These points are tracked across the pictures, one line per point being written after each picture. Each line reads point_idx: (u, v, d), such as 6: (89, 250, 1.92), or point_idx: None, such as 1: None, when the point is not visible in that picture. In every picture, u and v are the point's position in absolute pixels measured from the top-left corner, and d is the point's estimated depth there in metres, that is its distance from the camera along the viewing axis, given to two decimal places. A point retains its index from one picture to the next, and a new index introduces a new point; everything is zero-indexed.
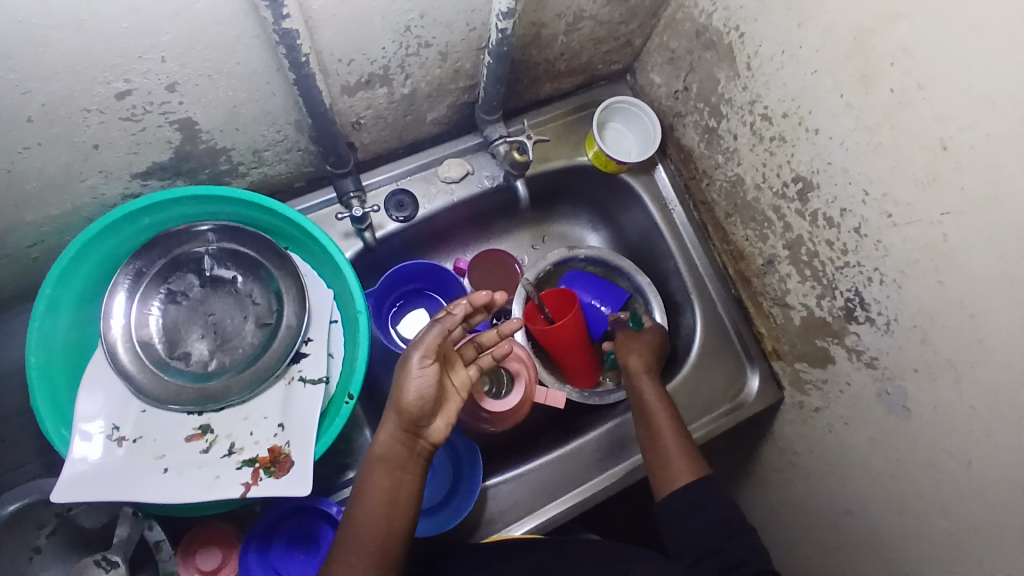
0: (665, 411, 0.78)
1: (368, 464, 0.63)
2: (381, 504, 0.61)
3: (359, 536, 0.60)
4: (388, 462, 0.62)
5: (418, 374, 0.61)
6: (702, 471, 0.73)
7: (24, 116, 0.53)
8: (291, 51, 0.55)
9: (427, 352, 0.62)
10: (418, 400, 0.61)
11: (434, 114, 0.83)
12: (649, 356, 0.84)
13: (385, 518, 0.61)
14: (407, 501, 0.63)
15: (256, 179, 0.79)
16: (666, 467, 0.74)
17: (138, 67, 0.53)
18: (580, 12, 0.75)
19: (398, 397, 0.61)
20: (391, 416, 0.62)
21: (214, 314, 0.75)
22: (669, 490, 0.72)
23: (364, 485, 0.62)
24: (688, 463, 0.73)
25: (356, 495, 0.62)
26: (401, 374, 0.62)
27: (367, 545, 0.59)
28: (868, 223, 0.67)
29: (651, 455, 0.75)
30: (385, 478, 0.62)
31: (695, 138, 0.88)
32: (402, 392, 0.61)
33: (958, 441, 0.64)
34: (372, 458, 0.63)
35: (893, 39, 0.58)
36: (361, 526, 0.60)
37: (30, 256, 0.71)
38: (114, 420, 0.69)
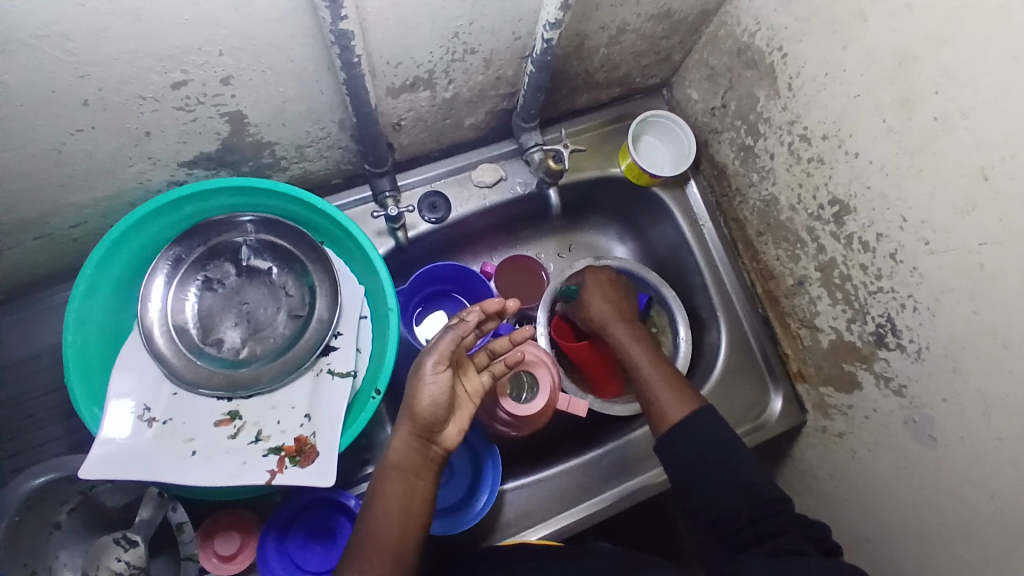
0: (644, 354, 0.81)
1: (382, 468, 0.64)
2: (396, 507, 0.62)
3: (375, 540, 0.60)
4: (402, 467, 0.63)
5: (432, 381, 0.62)
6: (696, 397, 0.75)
7: (81, 100, 0.55)
8: (344, 51, 0.56)
9: (441, 358, 0.62)
10: (432, 406, 0.61)
11: (472, 120, 0.84)
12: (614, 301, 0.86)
13: (400, 522, 0.62)
14: (420, 505, 0.63)
15: (296, 174, 0.80)
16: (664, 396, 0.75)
17: (195, 59, 0.55)
18: (624, 25, 0.76)
19: (411, 401, 0.62)
20: (404, 421, 0.63)
21: (248, 303, 0.76)
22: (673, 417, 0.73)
23: (380, 488, 0.63)
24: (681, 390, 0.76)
25: (370, 499, 0.63)
26: (415, 378, 0.63)
27: (384, 547, 0.60)
28: (903, 249, 0.67)
29: (645, 400, 0.77)
30: (400, 483, 0.62)
31: (730, 155, 0.88)
32: (417, 396, 0.62)
33: (984, 474, 0.63)
34: (385, 462, 0.63)
35: (938, 65, 0.58)
36: (374, 532, 0.61)
37: (72, 236, 0.73)
38: (145, 401, 0.71)
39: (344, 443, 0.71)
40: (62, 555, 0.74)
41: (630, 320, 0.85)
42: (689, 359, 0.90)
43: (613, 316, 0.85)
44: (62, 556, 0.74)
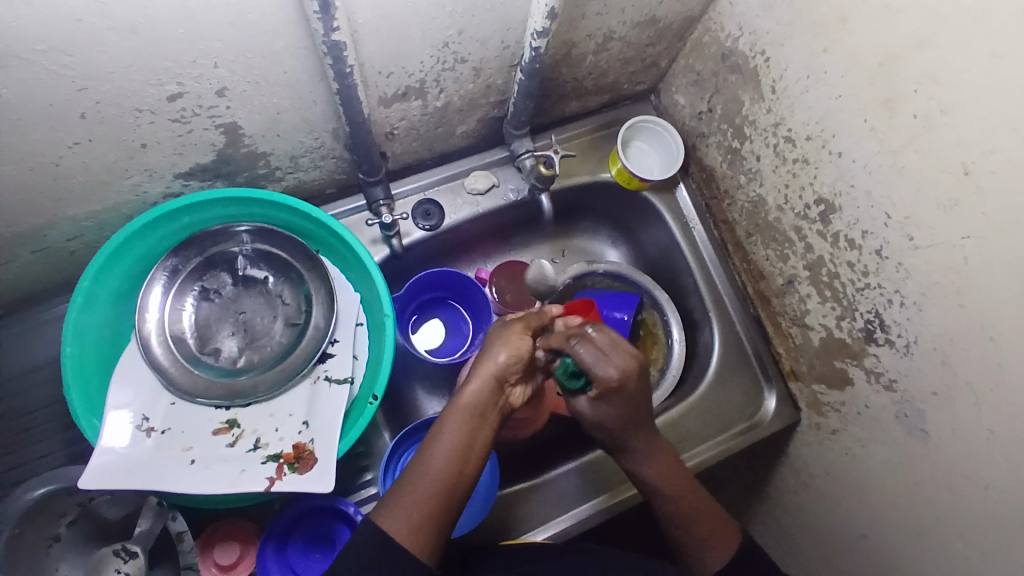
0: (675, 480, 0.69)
1: (444, 413, 0.60)
2: (451, 451, 0.58)
3: (424, 482, 0.56)
4: (468, 413, 0.59)
5: (520, 334, 0.65)
6: (735, 543, 0.66)
7: (77, 113, 0.56)
8: (337, 62, 0.57)
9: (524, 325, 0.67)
10: (512, 356, 0.63)
11: (464, 128, 0.86)
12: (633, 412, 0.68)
13: (452, 466, 0.57)
14: (472, 459, 0.59)
15: (291, 184, 0.81)
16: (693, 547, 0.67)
17: (191, 71, 0.56)
18: (610, 33, 0.78)
19: (489, 352, 0.64)
20: (478, 369, 0.62)
21: (245, 312, 0.77)
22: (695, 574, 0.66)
23: (438, 429, 0.59)
24: (715, 537, 0.66)
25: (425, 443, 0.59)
26: (499, 333, 0.66)
27: (431, 490, 0.56)
28: (889, 245, 0.68)
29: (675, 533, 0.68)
30: (461, 429, 0.59)
31: (718, 158, 0.90)
32: (497, 348, 0.63)
33: (975, 465, 0.64)
34: (449, 408, 0.61)
35: (917, 66, 0.60)
36: (430, 465, 0.57)
37: (68, 250, 0.74)
38: (143, 411, 0.71)
39: (342, 449, 0.71)
40: (63, 568, 0.74)
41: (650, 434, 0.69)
42: (683, 359, 0.92)
43: (640, 437, 0.68)
44: (62, 569, 0.74)
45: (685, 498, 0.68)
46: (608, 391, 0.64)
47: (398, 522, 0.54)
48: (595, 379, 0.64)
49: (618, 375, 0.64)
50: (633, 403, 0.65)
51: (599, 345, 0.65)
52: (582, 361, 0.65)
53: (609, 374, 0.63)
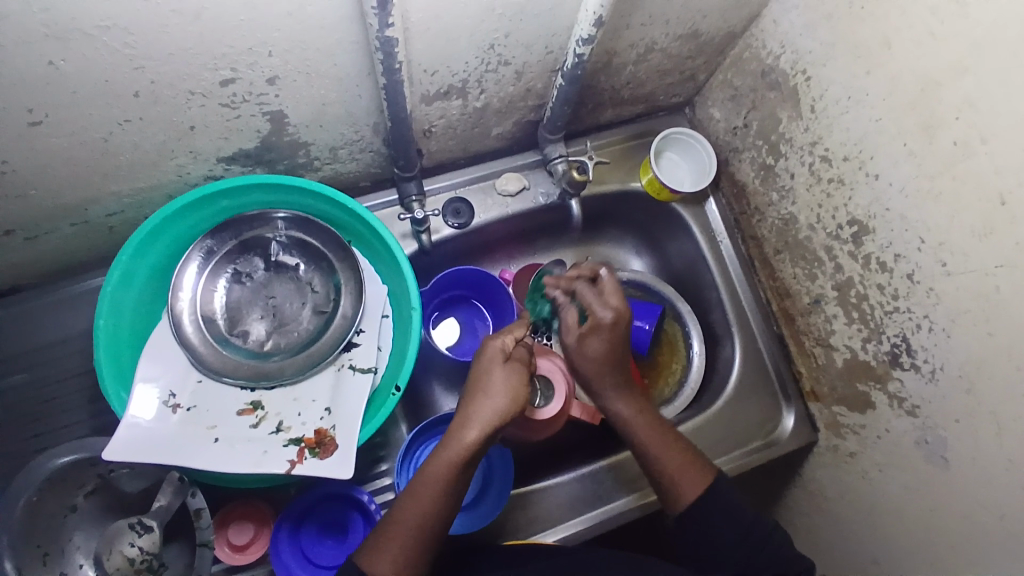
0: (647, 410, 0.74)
1: (438, 456, 0.62)
2: (438, 499, 0.60)
3: (410, 527, 0.59)
4: (460, 462, 0.61)
5: (517, 385, 0.65)
6: (707, 480, 0.70)
7: (133, 91, 0.57)
8: (387, 57, 0.58)
9: (524, 368, 0.66)
10: (512, 406, 0.63)
11: (500, 129, 0.87)
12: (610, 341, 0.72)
13: (437, 511, 0.60)
14: (453, 502, 0.62)
15: (327, 175, 0.83)
16: (668, 483, 0.70)
17: (246, 59, 0.58)
18: (652, 44, 0.78)
19: (489, 393, 0.63)
20: (477, 415, 0.62)
21: (275, 298, 0.78)
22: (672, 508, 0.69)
23: (430, 475, 0.61)
24: (684, 471, 0.69)
25: (416, 483, 0.61)
26: (502, 376, 0.65)
27: (417, 534, 0.59)
28: (921, 269, 0.68)
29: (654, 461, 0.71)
30: (452, 476, 0.61)
31: (751, 174, 0.90)
32: (500, 394, 0.63)
33: (993, 496, 0.64)
34: (443, 450, 0.62)
35: (959, 92, 0.60)
36: (418, 514, 0.60)
37: (108, 225, 0.76)
38: (171, 387, 0.72)
39: (363, 438, 0.72)
40: (77, 538, 0.76)
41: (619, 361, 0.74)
42: (701, 373, 0.94)
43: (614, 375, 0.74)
44: (76, 540, 0.75)
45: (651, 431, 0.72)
46: (601, 327, 0.71)
47: (385, 566, 0.57)
48: (591, 317, 0.72)
49: (613, 316, 0.71)
50: (617, 343, 0.72)
51: (601, 290, 0.73)
52: (584, 301, 0.73)
53: (606, 314, 0.71)
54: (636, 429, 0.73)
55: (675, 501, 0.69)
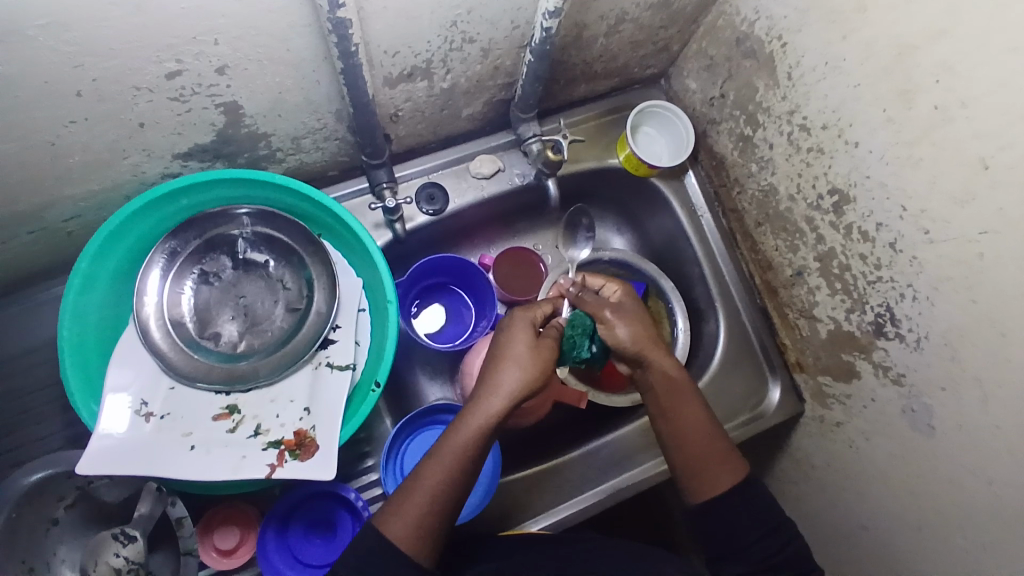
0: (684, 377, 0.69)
1: (465, 423, 0.59)
2: (462, 463, 0.59)
3: (432, 491, 0.58)
4: (490, 430, 0.60)
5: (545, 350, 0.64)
6: (740, 475, 0.65)
7: (75, 91, 0.54)
8: (343, 41, 0.55)
9: (557, 342, 0.67)
10: (544, 374, 0.63)
11: (470, 111, 0.84)
12: (637, 316, 0.72)
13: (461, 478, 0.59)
14: (472, 475, 0.60)
15: (292, 166, 0.79)
16: (696, 470, 0.65)
17: (192, 49, 0.54)
18: (623, 14, 0.75)
19: (525, 361, 0.63)
20: (501, 378, 0.61)
21: (245, 297, 0.76)
22: (700, 495, 0.64)
23: (452, 443, 0.59)
24: (718, 461, 0.65)
25: (438, 448, 0.59)
26: (529, 343, 0.64)
27: (437, 500, 0.58)
28: (903, 238, 0.67)
29: (676, 433, 0.67)
30: (480, 443, 0.59)
31: (729, 145, 0.88)
32: (528, 363, 0.62)
33: (979, 460, 0.64)
34: (471, 417, 0.60)
35: (936, 57, 0.59)
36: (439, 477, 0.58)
37: (66, 231, 0.72)
38: (142, 396, 0.70)
39: (345, 435, 0.71)
40: (61, 550, 0.73)
41: (653, 338, 0.70)
42: (688, 346, 0.90)
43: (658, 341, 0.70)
44: (60, 553, 0.73)
45: (683, 403, 0.67)
46: (623, 300, 0.74)
47: (403, 529, 0.56)
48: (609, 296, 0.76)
49: (626, 291, 0.76)
50: (640, 314, 0.73)
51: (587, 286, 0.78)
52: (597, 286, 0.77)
53: (617, 291, 0.76)
54: (672, 396, 0.68)
55: (700, 488, 0.64)
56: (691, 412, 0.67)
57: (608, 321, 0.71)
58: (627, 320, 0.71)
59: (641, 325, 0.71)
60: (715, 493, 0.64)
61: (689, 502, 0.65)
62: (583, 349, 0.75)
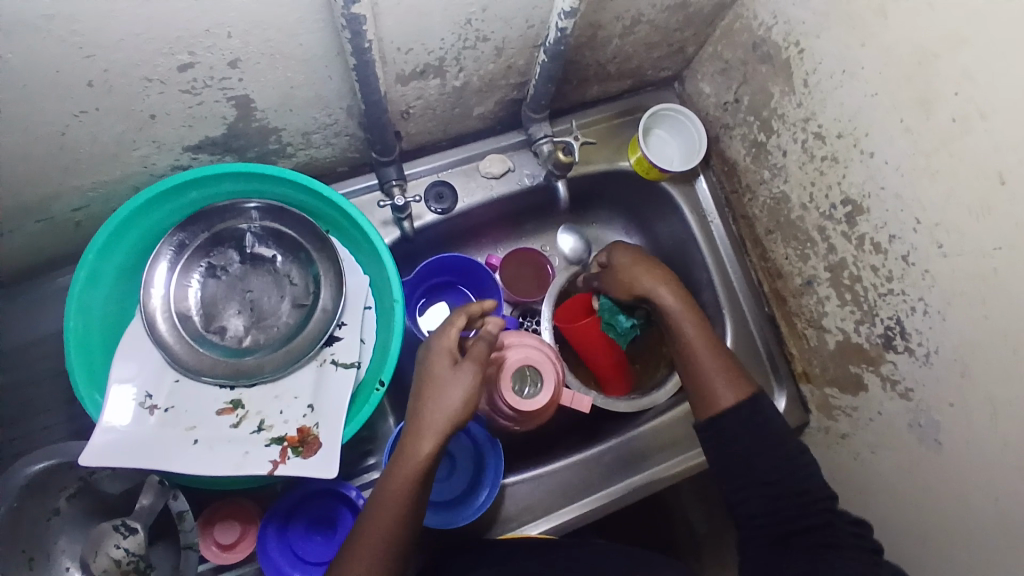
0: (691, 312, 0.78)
1: (394, 472, 0.61)
2: (403, 510, 0.60)
3: (377, 542, 0.59)
4: (419, 476, 0.60)
5: (465, 382, 0.62)
6: (749, 393, 0.71)
7: (85, 81, 0.53)
8: (356, 37, 0.55)
9: (479, 366, 0.64)
10: (466, 407, 0.62)
11: (481, 109, 0.83)
12: (648, 263, 0.83)
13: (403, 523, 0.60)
14: (417, 516, 0.61)
15: (301, 161, 0.79)
16: (704, 390, 0.72)
17: (204, 42, 0.54)
18: (638, 16, 0.74)
19: (443, 400, 0.62)
20: (424, 423, 0.61)
21: (252, 291, 0.75)
22: (707, 411, 0.72)
23: (388, 494, 0.60)
24: (722, 380, 0.72)
25: (376, 500, 0.60)
26: (447, 376, 0.63)
27: (383, 549, 0.59)
28: (916, 251, 0.66)
29: (686, 361, 0.75)
30: (411, 489, 0.60)
31: (741, 150, 0.87)
32: (448, 400, 0.61)
33: (985, 477, 0.63)
34: (401, 462, 0.60)
35: (956, 68, 0.58)
36: (383, 527, 0.59)
37: (73, 221, 0.72)
38: (147, 388, 0.70)
39: (348, 434, 0.70)
40: (62, 541, 0.74)
41: (665, 279, 0.81)
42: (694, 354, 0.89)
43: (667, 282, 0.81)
44: (61, 543, 0.73)
45: (692, 334, 0.76)
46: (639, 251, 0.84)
47: None
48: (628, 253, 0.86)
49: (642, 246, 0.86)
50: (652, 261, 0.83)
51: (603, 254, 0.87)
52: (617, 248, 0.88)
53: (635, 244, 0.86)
54: (681, 327, 0.77)
55: (710, 406, 0.71)
56: (698, 340, 0.76)
57: (619, 271, 0.83)
58: (639, 268, 0.82)
59: (652, 270, 0.81)
60: (721, 408, 0.71)
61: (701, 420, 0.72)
62: (624, 322, 0.87)
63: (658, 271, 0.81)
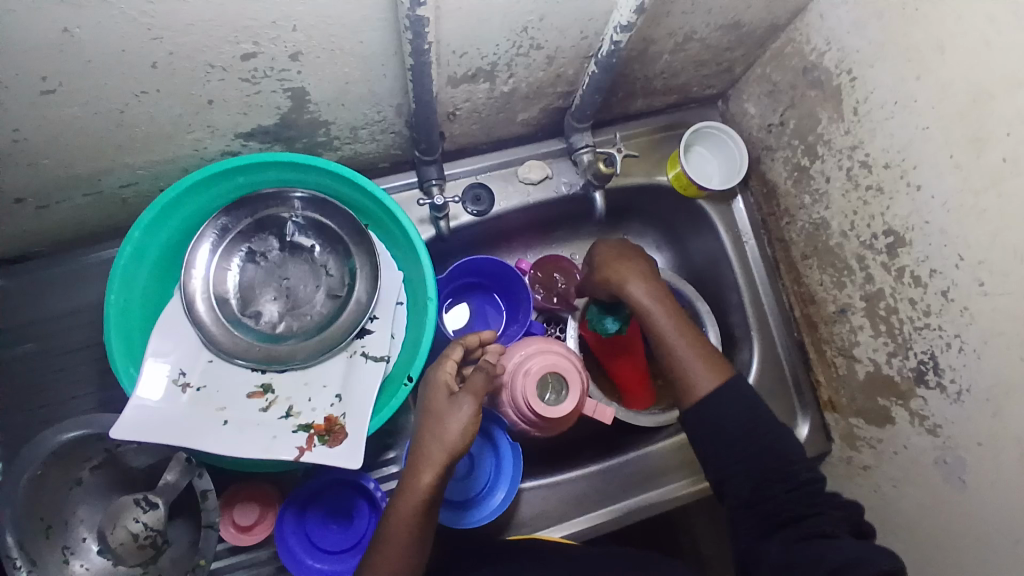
0: (665, 307, 0.76)
1: (397, 504, 0.61)
2: (410, 539, 0.60)
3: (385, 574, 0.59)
4: (422, 508, 0.61)
5: (464, 414, 0.63)
6: (726, 377, 0.71)
7: (150, 62, 0.55)
8: (417, 38, 0.55)
9: (478, 395, 0.64)
10: (467, 439, 0.63)
11: (525, 115, 0.84)
12: (626, 257, 0.81)
13: (410, 552, 0.61)
14: (424, 544, 0.62)
15: (346, 155, 0.80)
16: (683, 380, 0.72)
17: (269, 33, 0.55)
18: (692, 33, 0.75)
19: (442, 431, 0.63)
20: (425, 457, 0.62)
21: (289, 279, 0.77)
22: (688, 398, 0.71)
23: (393, 527, 0.60)
24: (701, 369, 0.71)
25: (382, 534, 0.61)
26: (444, 408, 0.64)
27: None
28: (957, 287, 0.65)
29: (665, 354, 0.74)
30: (415, 520, 0.61)
31: (783, 174, 0.87)
32: (448, 434, 0.62)
33: (1012, 523, 0.62)
34: (404, 496, 0.61)
35: (1014, 108, 0.57)
36: (389, 557, 0.60)
37: (121, 197, 0.74)
38: (181, 365, 0.71)
39: (373, 427, 0.71)
40: (81, 511, 0.75)
41: (640, 273, 0.79)
42: None
43: (637, 271, 0.79)
44: (80, 514, 0.75)
45: (663, 326, 0.75)
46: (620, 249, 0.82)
47: None
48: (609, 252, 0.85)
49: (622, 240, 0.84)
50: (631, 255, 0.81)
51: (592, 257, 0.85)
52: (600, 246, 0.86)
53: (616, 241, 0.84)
54: (655, 318, 0.76)
55: (688, 395, 0.71)
56: (669, 328, 0.75)
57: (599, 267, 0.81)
58: (619, 264, 0.79)
59: (627, 264, 0.79)
60: (700, 394, 0.70)
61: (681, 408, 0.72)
62: (609, 325, 0.88)
63: (631, 263, 0.80)
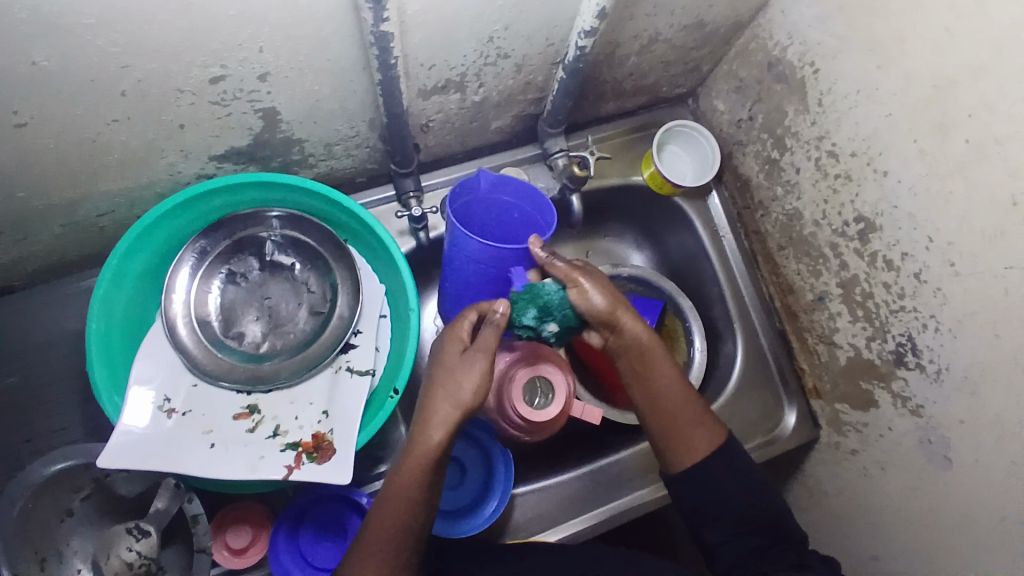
0: (663, 362, 0.69)
1: (403, 462, 0.60)
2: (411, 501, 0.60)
3: (379, 535, 0.59)
4: (430, 465, 0.60)
5: (475, 372, 0.60)
6: (719, 437, 0.69)
7: (120, 90, 0.55)
8: (384, 53, 0.56)
9: (490, 353, 0.61)
10: (477, 397, 0.60)
11: (498, 123, 0.84)
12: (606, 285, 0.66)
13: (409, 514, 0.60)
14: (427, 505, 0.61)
15: (322, 171, 0.81)
16: (678, 444, 0.68)
17: (236, 55, 0.55)
18: (656, 35, 0.76)
19: (456, 389, 0.60)
20: (431, 413, 0.60)
21: (270, 298, 0.77)
22: (678, 465, 0.68)
23: (394, 487, 0.60)
24: (697, 434, 0.68)
25: (383, 496, 0.60)
26: (457, 365, 0.61)
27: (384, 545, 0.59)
28: (929, 269, 0.67)
29: (656, 415, 0.68)
30: (421, 478, 0.60)
31: (755, 167, 0.88)
32: (457, 392, 0.60)
33: (996, 497, 0.63)
34: (409, 455, 0.60)
35: (974, 94, 0.59)
36: (385, 520, 0.60)
37: (98, 225, 0.73)
38: (165, 392, 0.71)
39: (361, 441, 0.71)
40: (74, 542, 0.74)
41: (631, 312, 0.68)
42: (704, 370, 0.90)
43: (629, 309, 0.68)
44: (73, 544, 0.74)
45: (659, 383, 0.69)
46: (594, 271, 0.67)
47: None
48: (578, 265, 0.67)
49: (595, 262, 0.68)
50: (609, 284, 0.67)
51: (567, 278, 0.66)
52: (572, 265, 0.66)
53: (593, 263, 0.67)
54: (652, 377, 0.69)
55: (680, 461, 0.68)
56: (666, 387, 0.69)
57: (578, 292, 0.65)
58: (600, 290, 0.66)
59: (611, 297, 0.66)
60: (693, 462, 0.67)
61: (667, 472, 0.69)
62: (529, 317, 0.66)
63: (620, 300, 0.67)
